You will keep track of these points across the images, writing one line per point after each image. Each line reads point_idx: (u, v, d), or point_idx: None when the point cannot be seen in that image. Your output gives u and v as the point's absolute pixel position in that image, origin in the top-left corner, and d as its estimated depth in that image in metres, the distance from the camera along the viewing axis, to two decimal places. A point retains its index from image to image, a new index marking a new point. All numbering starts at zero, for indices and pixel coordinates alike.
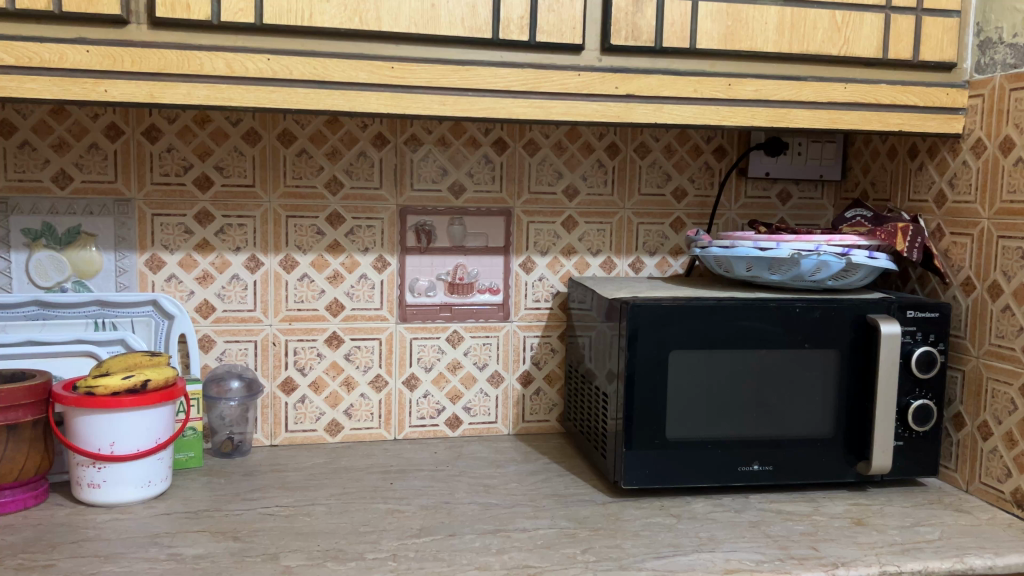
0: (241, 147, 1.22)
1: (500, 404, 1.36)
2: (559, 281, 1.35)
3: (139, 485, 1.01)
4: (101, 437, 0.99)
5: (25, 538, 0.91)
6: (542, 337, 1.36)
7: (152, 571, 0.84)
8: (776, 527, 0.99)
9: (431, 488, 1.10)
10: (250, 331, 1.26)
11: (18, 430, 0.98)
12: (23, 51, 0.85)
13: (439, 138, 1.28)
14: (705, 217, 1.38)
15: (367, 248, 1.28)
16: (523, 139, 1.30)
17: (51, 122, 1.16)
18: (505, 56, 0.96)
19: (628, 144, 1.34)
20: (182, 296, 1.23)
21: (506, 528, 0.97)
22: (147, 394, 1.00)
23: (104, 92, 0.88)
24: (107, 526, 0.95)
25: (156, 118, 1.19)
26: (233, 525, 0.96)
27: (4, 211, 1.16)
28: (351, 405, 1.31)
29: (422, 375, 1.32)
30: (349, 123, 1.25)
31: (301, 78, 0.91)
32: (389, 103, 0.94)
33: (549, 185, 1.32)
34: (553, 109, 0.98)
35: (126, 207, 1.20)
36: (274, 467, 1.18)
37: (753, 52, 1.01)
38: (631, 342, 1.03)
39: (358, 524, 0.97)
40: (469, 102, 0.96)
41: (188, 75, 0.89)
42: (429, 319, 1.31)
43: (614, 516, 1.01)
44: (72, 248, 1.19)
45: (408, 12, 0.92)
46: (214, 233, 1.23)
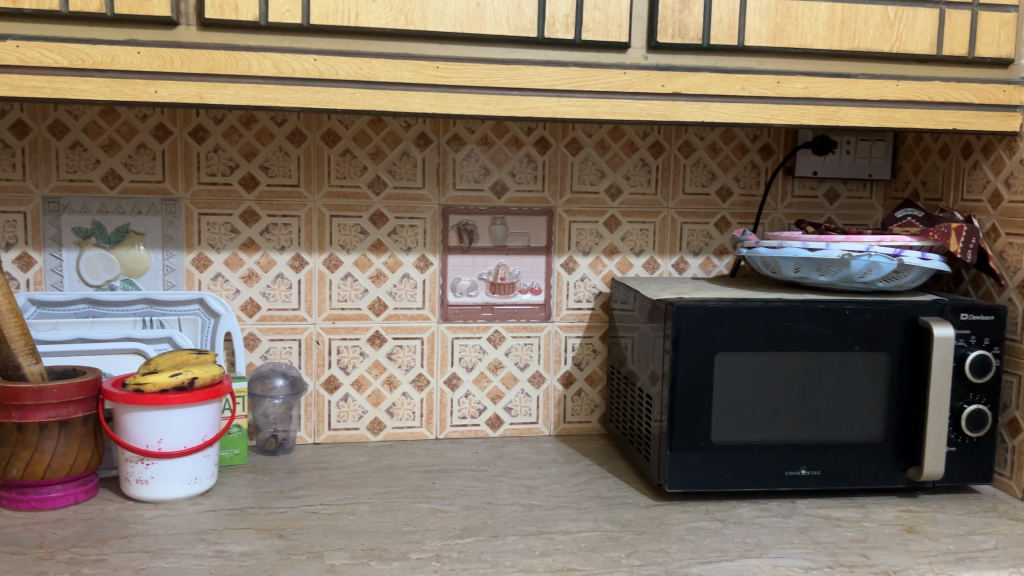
0: (286, 147, 1.23)
1: (541, 405, 1.35)
2: (602, 281, 1.34)
3: (186, 482, 1.03)
4: (150, 433, 1.00)
5: (76, 532, 0.93)
6: (584, 338, 1.35)
7: (200, 567, 0.85)
8: (824, 533, 0.97)
9: (472, 488, 1.10)
10: (294, 329, 1.27)
11: (70, 426, 0.99)
12: (76, 53, 0.87)
13: (482, 138, 1.27)
14: (751, 216, 1.36)
15: (410, 248, 1.28)
16: (565, 138, 1.30)
17: (102, 123, 1.18)
18: (550, 55, 0.95)
19: (672, 143, 1.33)
20: (227, 294, 1.24)
21: (549, 530, 0.96)
22: (194, 391, 1.01)
23: (154, 93, 0.89)
24: (155, 522, 0.96)
25: (203, 118, 1.20)
26: (277, 523, 0.96)
27: (55, 210, 1.18)
28: (393, 404, 1.31)
29: (463, 375, 1.32)
30: (392, 123, 1.25)
31: (347, 78, 0.92)
32: (434, 103, 0.94)
33: (591, 184, 1.31)
34: (598, 108, 0.97)
35: (174, 207, 1.21)
36: (317, 465, 1.18)
37: (803, 49, 0.99)
38: (676, 344, 1.02)
39: (401, 524, 0.97)
40: (513, 102, 0.95)
41: (236, 76, 0.90)
42: (470, 319, 1.31)
43: (658, 519, 1.00)
44: (121, 246, 1.20)
45: (453, 10, 0.92)
46: (259, 232, 1.24)
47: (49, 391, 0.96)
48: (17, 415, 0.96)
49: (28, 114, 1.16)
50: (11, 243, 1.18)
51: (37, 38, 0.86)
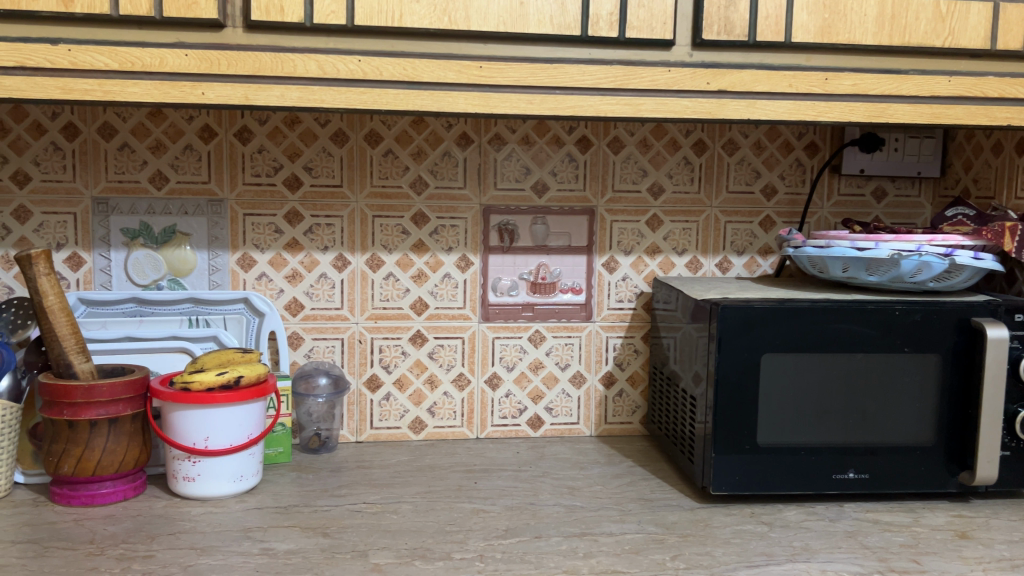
0: (329, 148, 1.23)
1: (582, 406, 1.35)
2: (644, 281, 1.33)
3: (232, 480, 1.04)
4: (196, 432, 1.01)
5: (125, 528, 0.94)
6: (625, 338, 1.34)
7: (246, 565, 0.86)
8: (874, 538, 0.96)
9: (515, 488, 1.09)
10: (337, 329, 1.27)
11: (119, 424, 1.00)
12: (126, 57, 0.88)
13: (523, 137, 1.27)
14: (796, 215, 1.34)
15: (451, 248, 1.28)
16: (607, 137, 1.29)
17: (149, 124, 1.20)
18: (594, 53, 0.95)
19: (716, 141, 1.31)
20: (272, 294, 1.26)
21: (592, 532, 0.95)
22: (240, 390, 1.02)
23: (202, 94, 0.90)
24: (202, 519, 0.98)
25: (247, 120, 1.21)
26: (321, 521, 0.97)
27: (104, 211, 1.20)
28: (434, 403, 1.31)
29: (504, 374, 1.32)
30: (434, 123, 1.25)
31: (391, 78, 0.92)
32: (477, 102, 0.94)
33: (633, 183, 1.30)
34: (642, 106, 0.96)
35: (219, 207, 1.22)
36: (360, 464, 1.19)
37: (852, 45, 0.97)
38: (721, 345, 1.01)
39: (444, 523, 0.97)
40: (557, 100, 0.95)
41: (282, 77, 0.90)
42: (511, 319, 1.31)
43: (703, 522, 0.99)
44: (168, 246, 1.22)
45: (496, 10, 0.92)
46: (303, 232, 1.25)
47: (99, 389, 0.98)
48: (69, 412, 0.98)
49: (78, 117, 1.18)
50: (62, 243, 1.20)
51: (88, 41, 0.87)
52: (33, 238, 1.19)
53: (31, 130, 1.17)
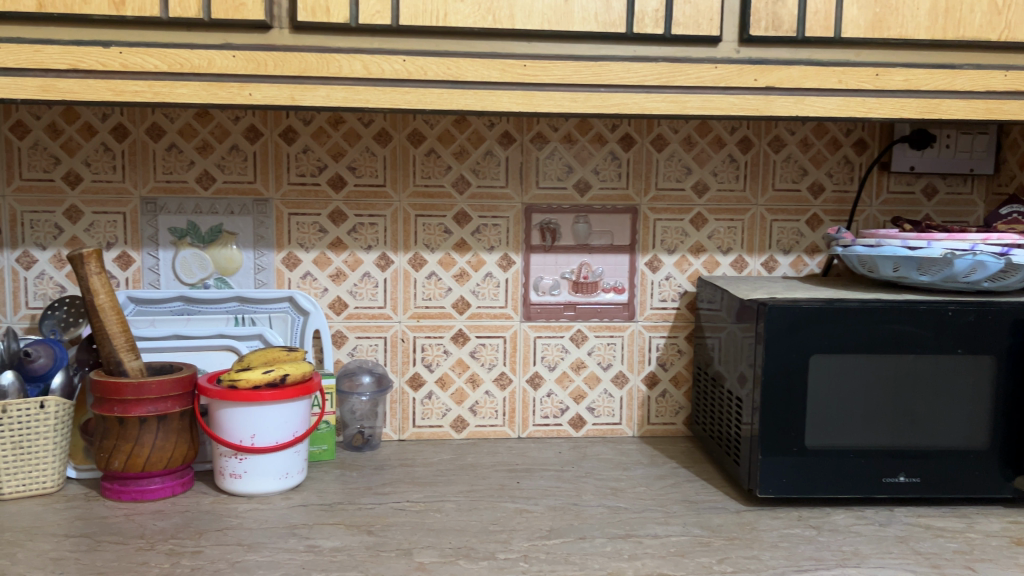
0: (373, 148, 1.24)
1: (624, 406, 1.34)
2: (687, 280, 1.31)
3: (278, 477, 1.05)
4: (243, 429, 1.02)
5: (174, 524, 0.96)
6: (668, 338, 1.32)
7: (292, 562, 0.86)
8: (926, 544, 0.93)
9: (557, 488, 1.09)
10: (380, 327, 1.28)
11: (167, 420, 1.02)
12: (175, 58, 0.89)
13: (566, 135, 1.26)
14: (844, 213, 1.32)
15: (493, 247, 1.28)
16: (651, 134, 1.28)
17: (196, 125, 1.21)
18: (638, 50, 0.94)
19: (762, 138, 1.29)
20: (316, 293, 1.27)
21: (636, 534, 0.95)
22: (286, 388, 1.03)
23: (249, 95, 0.91)
24: (249, 516, 0.99)
25: (292, 120, 1.22)
26: (366, 519, 0.98)
27: (153, 211, 1.22)
28: (476, 403, 1.31)
29: (546, 374, 1.32)
30: (476, 122, 1.25)
31: (435, 77, 0.92)
32: (521, 101, 0.93)
33: (677, 181, 1.29)
34: (688, 104, 0.95)
35: (265, 207, 1.24)
36: (403, 462, 1.19)
37: (904, 40, 0.95)
38: (769, 345, 0.99)
39: (488, 523, 0.97)
40: (601, 98, 0.94)
41: (327, 78, 0.91)
42: (553, 318, 1.30)
43: (749, 525, 0.98)
44: (214, 246, 1.24)
45: (540, 8, 0.91)
46: (347, 232, 1.25)
47: (148, 386, 0.99)
48: (119, 409, 1.00)
49: (128, 118, 1.20)
50: (112, 243, 1.22)
51: (139, 44, 0.89)
52: (84, 238, 1.22)
53: (83, 131, 1.20)
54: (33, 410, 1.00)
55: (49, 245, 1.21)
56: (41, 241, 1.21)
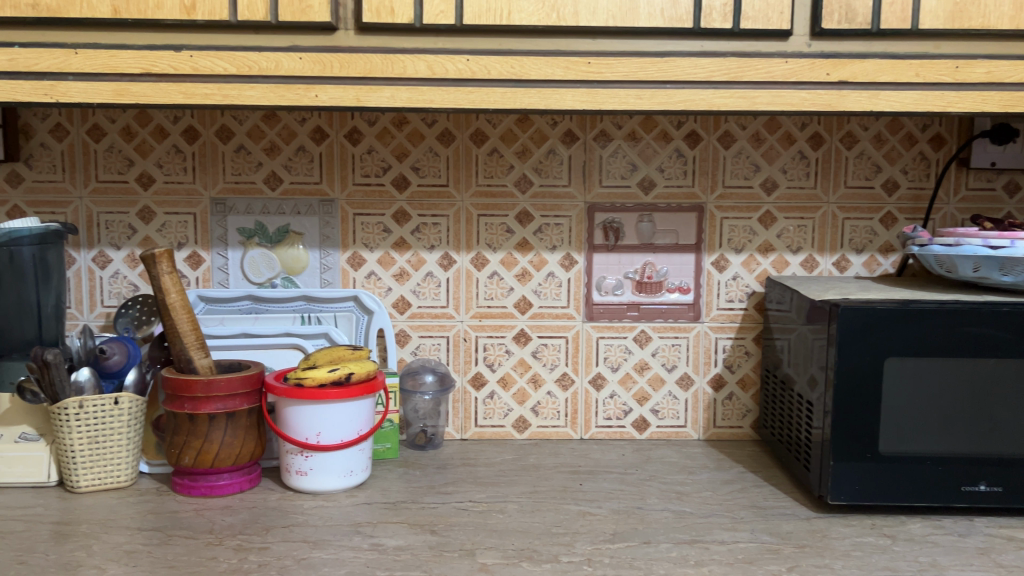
0: (436, 148, 1.24)
1: (689, 408, 1.31)
2: (755, 280, 1.29)
3: (343, 474, 1.06)
4: (309, 427, 1.04)
5: (242, 519, 0.97)
6: (735, 339, 1.30)
7: (357, 560, 0.87)
8: (1008, 556, 0.90)
9: (621, 491, 1.08)
10: (442, 327, 1.28)
11: (236, 417, 1.04)
12: (244, 61, 0.90)
13: (629, 133, 1.25)
14: (920, 212, 1.28)
15: (555, 247, 1.27)
16: (717, 131, 1.25)
17: (264, 127, 1.23)
18: (706, 45, 0.92)
19: (833, 133, 1.26)
20: (380, 292, 1.28)
21: (702, 539, 0.93)
22: (351, 386, 1.03)
23: (315, 97, 0.91)
24: (314, 513, 1.00)
25: (357, 121, 1.23)
26: (429, 518, 0.98)
27: (222, 211, 1.24)
28: (538, 403, 1.31)
29: (609, 375, 1.30)
30: (539, 121, 1.24)
31: (499, 76, 0.91)
32: (586, 98, 0.92)
33: (745, 178, 1.26)
34: (757, 99, 0.93)
35: (331, 207, 1.25)
36: (465, 462, 1.19)
37: (986, 30, 0.91)
38: (841, 348, 0.96)
39: (551, 525, 0.96)
40: (667, 95, 0.92)
41: (392, 78, 0.91)
42: (616, 318, 1.29)
43: (820, 532, 0.95)
44: (281, 246, 1.25)
45: (605, 5, 0.90)
46: (410, 232, 1.26)
47: (217, 384, 1.01)
48: (189, 406, 1.02)
49: (198, 120, 1.23)
50: (182, 243, 1.25)
51: (208, 47, 0.90)
52: (156, 238, 1.25)
53: (155, 134, 1.22)
54: (107, 405, 1.03)
55: (123, 245, 1.25)
56: (116, 241, 1.25)
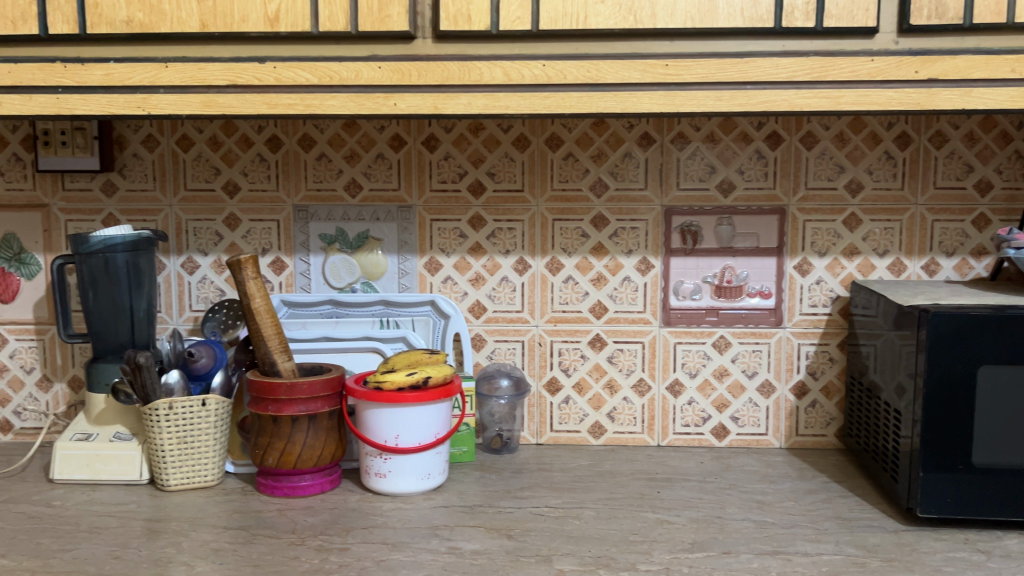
0: (512, 153, 1.25)
1: (771, 416, 1.29)
2: (840, 285, 1.25)
3: (420, 477, 1.07)
4: (387, 430, 1.05)
5: (323, 520, 0.99)
6: (819, 345, 1.26)
7: (435, 563, 0.88)
8: None
9: (700, 500, 1.06)
10: (518, 331, 1.29)
11: (318, 420, 1.06)
12: (325, 71, 0.92)
13: (708, 135, 1.23)
14: (1015, 213, 1.22)
15: (631, 250, 1.26)
16: (800, 132, 1.22)
17: (344, 135, 1.26)
18: (787, 45, 0.90)
19: (921, 133, 1.21)
20: (456, 297, 1.29)
21: (785, 550, 0.91)
22: (428, 390, 1.05)
23: (394, 105, 0.93)
24: (393, 515, 1.01)
25: (435, 128, 1.25)
26: (506, 523, 0.98)
27: (304, 218, 1.27)
28: (614, 409, 1.30)
29: (686, 381, 1.28)
30: (615, 124, 1.23)
31: (575, 81, 0.91)
32: (664, 101, 0.91)
33: (829, 180, 1.23)
34: (841, 99, 0.90)
35: (408, 213, 1.27)
36: (541, 466, 1.19)
37: None
38: (931, 355, 0.93)
39: (628, 532, 0.95)
40: (748, 96, 0.91)
41: (469, 85, 0.92)
42: (694, 324, 1.27)
43: (909, 546, 0.92)
44: (361, 251, 1.27)
45: (683, 5, 0.89)
46: (486, 236, 1.27)
47: (300, 387, 1.04)
48: (273, 408, 1.05)
49: (281, 130, 1.26)
50: (267, 249, 1.28)
51: (292, 58, 0.93)
52: (242, 244, 1.28)
53: (240, 143, 1.26)
54: (195, 407, 1.07)
55: (211, 251, 1.29)
56: (204, 247, 1.29)
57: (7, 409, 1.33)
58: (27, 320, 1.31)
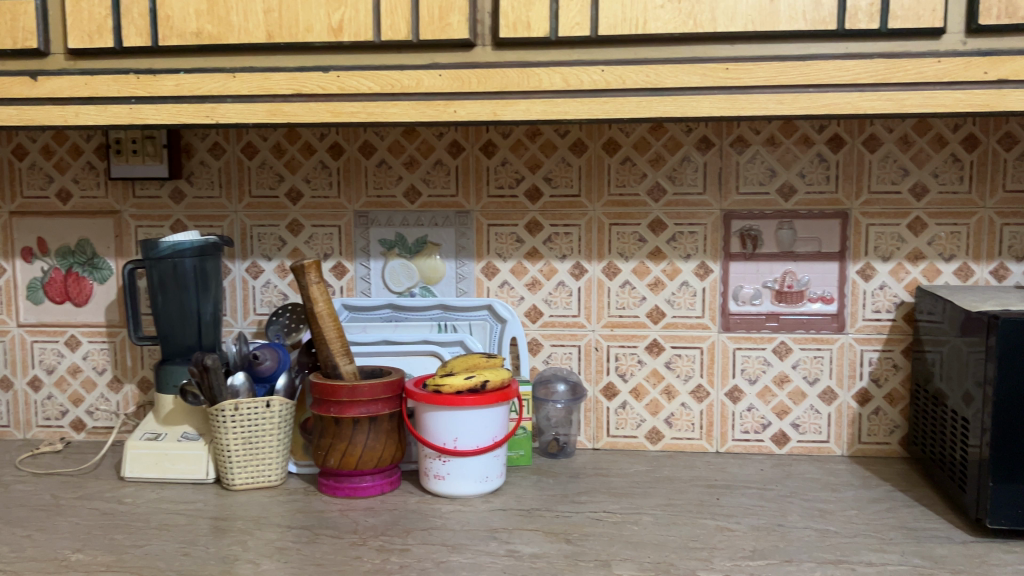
0: (569, 158, 1.25)
1: (833, 423, 1.27)
2: (904, 290, 1.23)
3: (479, 480, 1.08)
4: (446, 432, 1.06)
5: (384, 521, 1.01)
6: (883, 351, 1.24)
7: (494, 565, 0.88)
8: None
9: (761, 507, 1.05)
10: (574, 336, 1.29)
11: (378, 422, 1.08)
12: (387, 79, 0.94)
13: (768, 138, 1.22)
14: None
15: (690, 255, 1.25)
16: (863, 135, 1.20)
17: (404, 142, 1.28)
18: (851, 47, 0.88)
19: (990, 134, 1.19)
20: (513, 301, 1.29)
21: (849, 560, 0.89)
22: (487, 394, 1.06)
23: (454, 112, 0.94)
24: (452, 517, 1.02)
25: (492, 134, 1.26)
26: (564, 527, 0.98)
27: (365, 224, 1.29)
28: (672, 414, 1.29)
29: (746, 388, 1.27)
30: (673, 128, 1.23)
31: (634, 86, 0.91)
32: (724, 105, 0.91)
33: (892, 183, 1.21)
34: (907, 101, 0.89)
35: (466, 218, 1.28)
36: (598, 471, 1.19)
37: None
38: (1001, 362, 0.91)
39: (688, 539, 0.95)
40: (810, 99, 0.90)
41: (528, 92, 0.93)
42: (754, 329, 1.26)
43: (978, 558, 0.90)
44: (420, 256, 1.29)
45: (744, 9, 0.88)
46: (543, 242, 1.27)
47: (362, 389, 1.05)
48: (335, 409, 1.07)
49: (343, 137, 1.28)
50: (328, 254, 1.31)
51: (355, 68, 0.94)
52: (305, 249, 1.31)
53: (303, 151, 1.29)
54: (260, 408, 1.10)
55: (274, 256, 1.32)
56: (267, 252, 1.32)
57: (80, 409, 1.38)
58: (99, 323, 1.35)
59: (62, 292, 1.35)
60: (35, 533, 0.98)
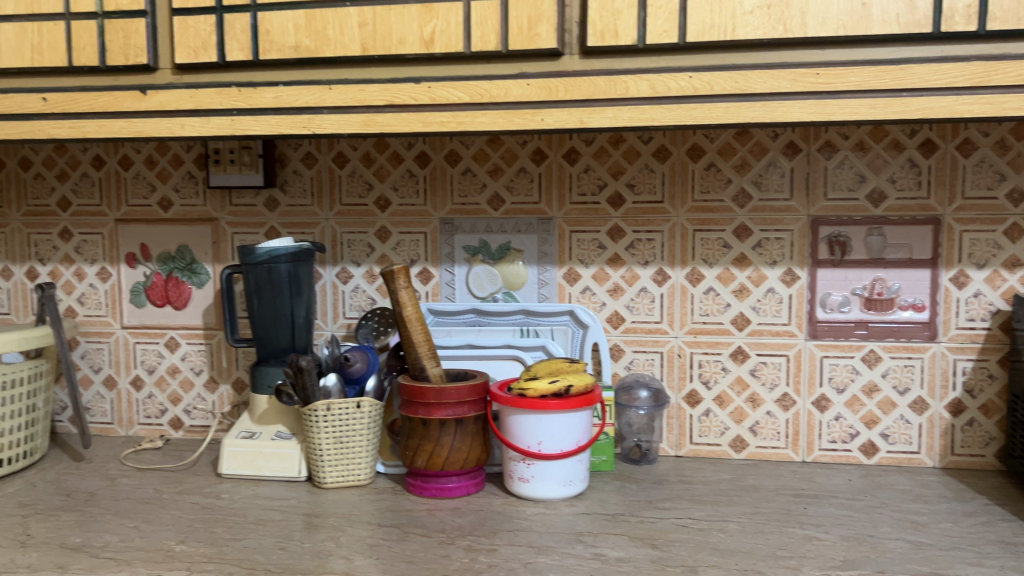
0: (652, 165, 1.26)
1: (924, 434, 1.23)
2: (1001, 298, 1.19)
3: (562, 483, 1.09)
4: (530, 436, 1.08)
5: (471, 521, 1.03)
6: (977, 361, 1.21)
7: (581, 568, 0.89)
8: None
9: (850, 517, 1.03)
10: (656, 342, 1.29)
11: (464, 424, 1.10)
12: (477, 89, 0.96)
13: (857, 143, 1.20)
14: None
15: (776, 261, 1.24)
16: (956, 139, 1.18)
17: (488, 150, 1.30)
18: (947, 50, 0.87)
19: None
20: (595, 306, 1.30)
21: (944, 573, 0.87)
22: (570, 398, 1.07)
23: (542, 120, 0.96)
24: (537, 519, 1.03)
25: (576, 141, 1.27)
26: (649, 532, 0.99)
27: (450, 230, 1.32)
28: (757, 423, 1.28)
29: (834, 397, 1.25)
30: (759, 134, 1.22)
31: (722, 92, 0.91)
32: (815, 110, 0.90)
33: (988, 188, 1.18)
34: (1006, 104, 0.86)
35: (549, 225, 1.29)
36: (681, 478, 1.19)
37: None
38: None
39: (776, 547, 0.94)
40: (904, 103, 0.88)
41: (615, 99, 0.94)
42: (842, 337, 1.24)
43: None
44: (503, 262, 1.31)
45: (835, 13, 0.88)
46: (625, 248, 1.28)
47: (448, 391, 1.08)
48: (423, 411, 1.09)
49: (429, 146, 1.32)
50: (415, 259, 1.34)
51: (446, 78, 0.97)
52: (392, 255, 1.34)
53: (391, 160, 1.33)
54: (351, 408, 1.13)
55: (363, 262, 1.36)
56: (356, 258, 1.36)
57: (178, 408, 1.44)
58: (197, 325, 1.41)
59: (163, 295, 1.42)
60: (142, 525, 1.04)
